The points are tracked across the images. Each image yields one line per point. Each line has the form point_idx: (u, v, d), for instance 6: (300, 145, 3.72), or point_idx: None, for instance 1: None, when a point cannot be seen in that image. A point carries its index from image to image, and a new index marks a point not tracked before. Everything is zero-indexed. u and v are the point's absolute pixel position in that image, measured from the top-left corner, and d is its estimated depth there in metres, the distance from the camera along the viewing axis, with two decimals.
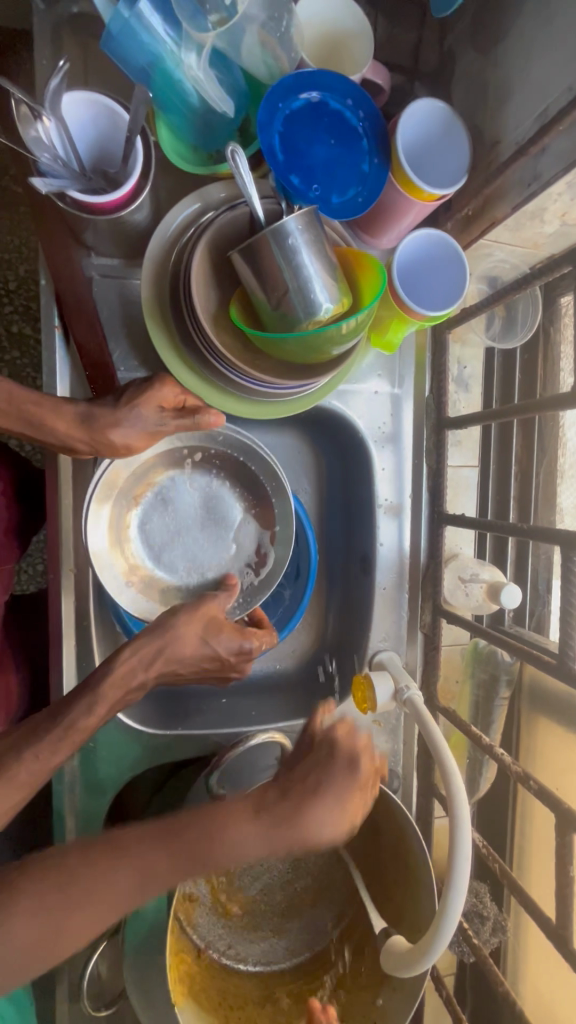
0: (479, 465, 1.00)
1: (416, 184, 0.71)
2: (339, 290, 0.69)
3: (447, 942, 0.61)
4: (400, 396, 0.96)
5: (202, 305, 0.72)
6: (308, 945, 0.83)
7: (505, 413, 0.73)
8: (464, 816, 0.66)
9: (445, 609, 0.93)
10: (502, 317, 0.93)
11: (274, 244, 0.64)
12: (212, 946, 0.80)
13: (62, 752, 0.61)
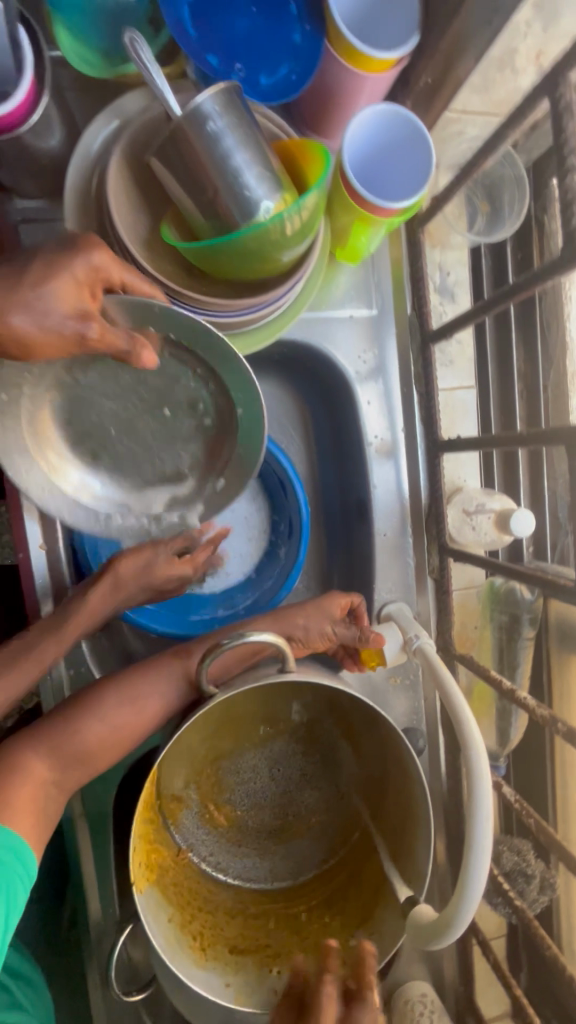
0: (476, 384, 0.88)
1: (362, 52, 0.60)
2: (279, 185, 0.59)
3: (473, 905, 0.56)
4: (380, 318, 0.86)
5: (130, 232, 0.64)
6: (292, 874, 0.78)
7: (497, 305, 0.62)
8: (485, 778, 0.60)
9: (451, 548, 0.82)
10: (486, 212, 0.82)
11: (193, 134, 0.55)
12: (194, 849, 0.75)
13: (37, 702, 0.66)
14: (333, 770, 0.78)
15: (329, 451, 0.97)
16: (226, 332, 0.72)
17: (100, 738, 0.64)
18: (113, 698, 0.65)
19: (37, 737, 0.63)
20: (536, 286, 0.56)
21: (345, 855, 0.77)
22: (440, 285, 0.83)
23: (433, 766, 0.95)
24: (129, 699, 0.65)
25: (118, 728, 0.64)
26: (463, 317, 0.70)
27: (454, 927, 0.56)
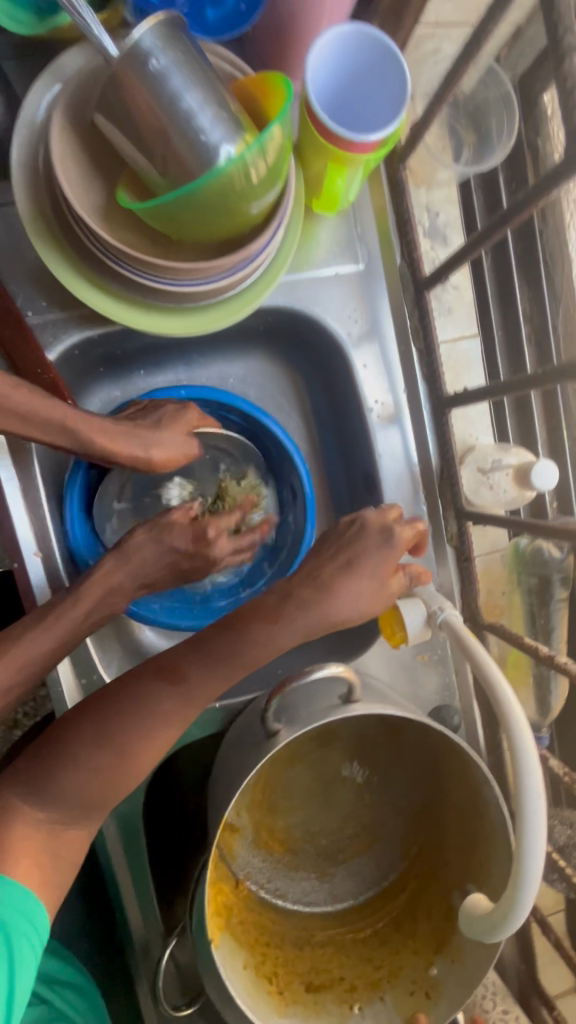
0: (480, 332, 0.81)
1: None
2: (238, 125, 0.53)
3: (532, 898, 0.52)
4: (368, 274, 0.79)
5: (86, 203, 0.59)
6: (352, 893, 0.76)
7: (494, 233, 0.56)
8: (531, 753, 0.54)
9: (469, 511, 0.76)
10: (473, 140, 0.75)
11: (135, 77, 0.50)
12: (252, 877, 0.74)
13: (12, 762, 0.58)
14: (389, 784, 0.76)
15: (331, 428, 0.92)
16: (204, 299, 0.67)
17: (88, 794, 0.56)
18: (117, 732, 0.57)
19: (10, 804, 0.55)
20: (536, 203, 0.50)
21: (408, 871, 0.76)
22: (429, 229, 0.76)
23: (472, 744, 0.90)
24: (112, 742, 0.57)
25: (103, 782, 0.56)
26: (458, 254, 0.63)
27: (518, 917, 0.53)
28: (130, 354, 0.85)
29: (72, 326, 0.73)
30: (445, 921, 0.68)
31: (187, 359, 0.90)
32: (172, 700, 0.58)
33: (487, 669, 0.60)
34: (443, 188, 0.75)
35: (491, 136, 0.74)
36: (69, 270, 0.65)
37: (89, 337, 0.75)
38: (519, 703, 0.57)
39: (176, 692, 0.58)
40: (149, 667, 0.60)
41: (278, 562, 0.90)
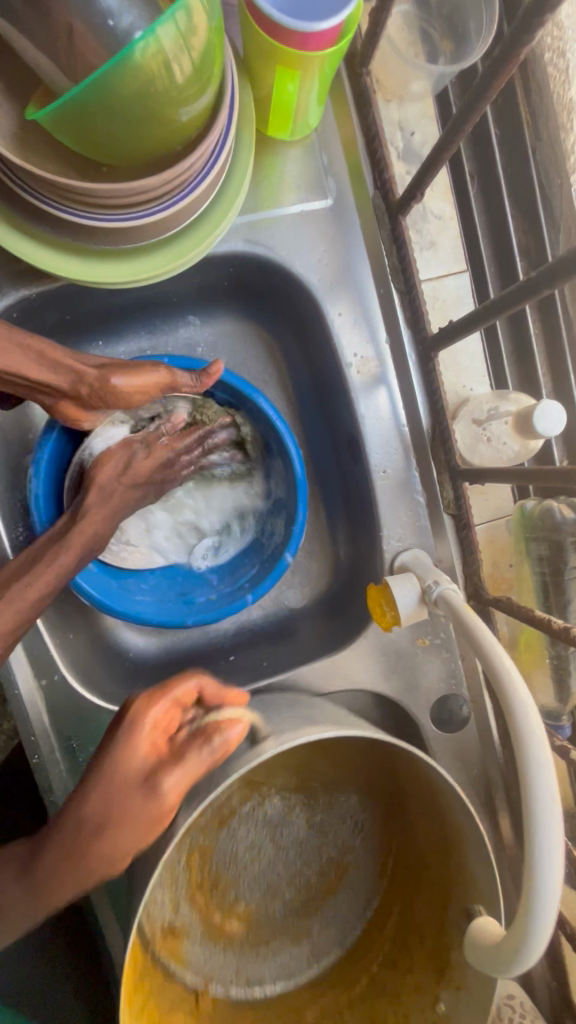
0: (468, 267, 0.71)
1: None
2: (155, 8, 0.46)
3: (554, 901, 0.44)
4: (338, 212, 0.70)
5: None
6: (337, 944, 0.64)
7: (471, 117, 0.50)
8: (535, 727, 0.48)
9: (464, 470, 0.67)
10: (450, 48, 0.66)
11: None
12: (215, 979, 0.61)
13: None
14: (338, 803, 0.65)
15: (309, 393, 0.83)
16: (144, 239, 0.58)
17: None
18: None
19: None
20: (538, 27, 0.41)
21: (391, 890, 0.64)
22: (403, 151, 0.67)
23: (484, 735, 0.82)
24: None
25: None
26: (431, 162, 0.57)
27: (547, 925, 0.44)
28: (85, 323, 0.78)
29: (9, 287, 0.67)
30: (445, 946, 0.57)
31: (149, 325, 0.81)
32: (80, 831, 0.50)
33: (487, 643, 0.53)
34: (418, 102, 0.67)
35: (468, 38, 0.64)
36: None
37: (30, 297, 0.68)
38: (520, 675, 0.50)
39: (51, 894, 0.50)
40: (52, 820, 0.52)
41: (268, 555, 0.81)
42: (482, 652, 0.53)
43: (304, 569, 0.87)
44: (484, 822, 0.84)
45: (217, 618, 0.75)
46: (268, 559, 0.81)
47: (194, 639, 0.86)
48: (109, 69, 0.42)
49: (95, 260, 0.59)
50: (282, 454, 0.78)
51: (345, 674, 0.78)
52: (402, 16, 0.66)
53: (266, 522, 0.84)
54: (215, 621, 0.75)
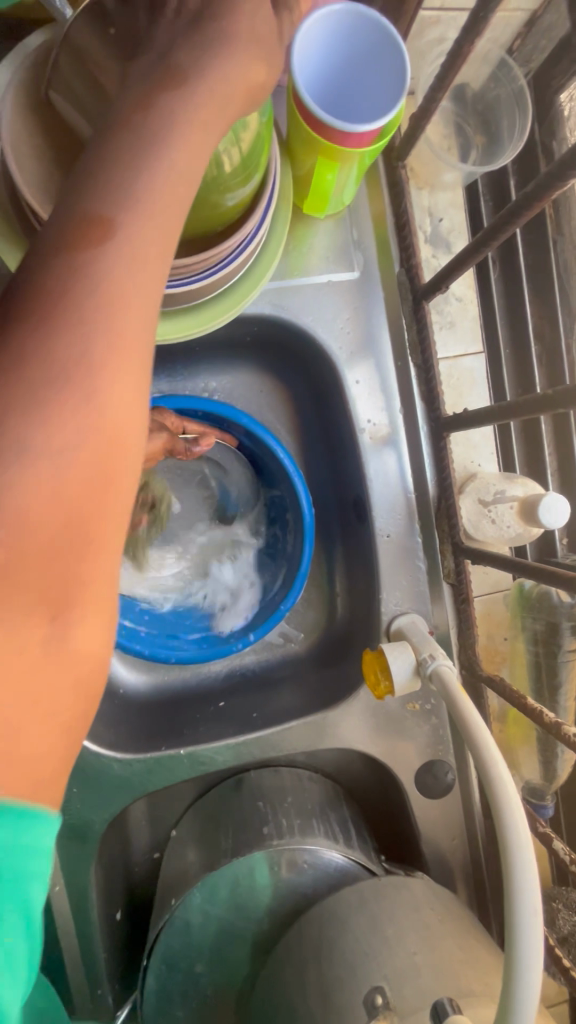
0: (485, 349, 0.75)
1: None
2: None
3: (531, 999, 0.45)
4: (364, 283, 0.72)
5: (30, 182, 0.51)
6: None
7: (498, 235, 0.52)
8: (519, 823, 0.49)
9: (466, 547, 0.69)
10: (482, 143, 0.70)
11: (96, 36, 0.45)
12: None
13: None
14: None
15: (319, 448, 0.84)
16: (176, 304, 0.60)
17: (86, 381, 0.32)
18: (66, 304, 0.32)
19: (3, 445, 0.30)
20: (557, 187, 0.43)
21: None
22: (431, 235, 0.70)
23: (466, 801, 0.83)
24: (77, 321, 0.32)
25: (139, 259, 0.34)
26: (462, 257, 0.57)
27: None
28: None
29: None
30: None
31: (169, 370, 0.82)
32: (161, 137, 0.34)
33: (481, 743, 0.53)
34: (447, 191, 0.70)
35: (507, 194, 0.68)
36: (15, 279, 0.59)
37: None
38: (513, 780, 0.51)
39: (156, 130, 0.34)
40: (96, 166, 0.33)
41: (269, 596, 0.81)
42: (477, 753, 0.53)
43: (299, 616, 0.88)
44: (460, 890, 0.84)
45: (208, 656, 0.76)
46: (264, 606, 0.81)
47: (187, 672, 0.86)
48: None
49: None
50: (291, 497, 0.79)
51: (334, 732, 0.79)
52: (441, 110, 0.69)
53: (270, 569, 0.84)
54: (206, 659, 0.76)
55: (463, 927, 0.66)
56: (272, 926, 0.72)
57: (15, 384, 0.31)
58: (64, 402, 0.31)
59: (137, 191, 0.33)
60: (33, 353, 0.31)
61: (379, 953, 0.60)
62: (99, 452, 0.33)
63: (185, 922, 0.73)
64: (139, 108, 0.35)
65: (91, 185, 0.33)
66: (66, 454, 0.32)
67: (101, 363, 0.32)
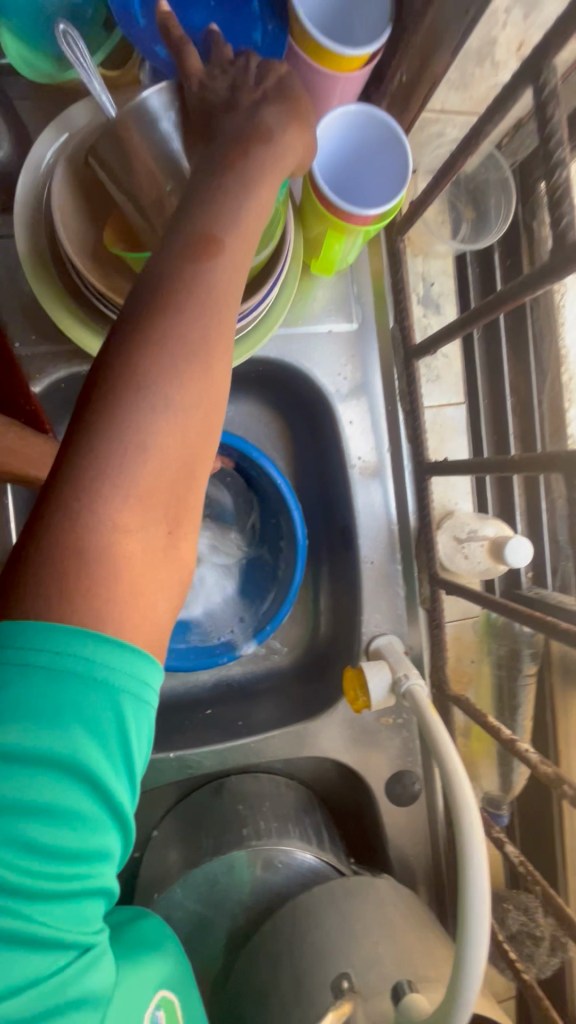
0: (466, 400, 0.83)
1: (321, 46, 0.57)
2: None
3: (478, 984, 0.52)
4: (362, 334, 0.80)
5: (74, 243, 0.60)
6: None
7: (483, 316, 0.59)
8: (478, 833, 0.56)
9: (442, 578, 0.76)
10: (473, 217, 0.78)
11: (139, 127, 0.51)
12: None
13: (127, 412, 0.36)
14: None
15: (311, 477, 0.91)
16: None
17: (203, 351, 0.38)
18: (189, 292, 0.38)
19: (143, 401, 0.36)
20: (528, 292, 0.51)
21: None
22: (423, 297, 0.79)
23: (431, 810, 0.90)
24: (200, 305, 0.38)
25: (244, 262, 0.40)
26: (448, 329, 0.66)
27: (468, 1008, 0.52)
28: None
29: (60, 362, 0.73)
30: None
31: None
32: (259, 164, 0.41)
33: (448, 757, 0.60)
34: (440, 259, 0.80)
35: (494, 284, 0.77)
36: (56, 322, 0.66)
37: (76, 373, 0.75)
38: (474, 792, 0.58)
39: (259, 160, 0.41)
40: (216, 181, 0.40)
41: (260, 616, 0.88)
42: (444, 764, 0.60)
43: (284, 631, 0.94)
44: (422, 891, 0.91)
45: (198, 666, 0.82)
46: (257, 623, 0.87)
47: (176, 682, 0.90)
48: None
49: None
50: (288, 523, 0.86)
51: (312, 741, 0.85)
52: None
53: (265, 587, 0.91)
54: (193, 668, 0.82)
55: (423, 923, 0.72)
56: (247, 922, 0.78)
57: (152, 358, 0.37)
58: (194, 367, 0.38)
59: (243, 209, 0.40)
60: (168, 332, 0.37)
61: (347, 944, 0.67)
62: (208, 407, 0.39)
63: (166, 915, 0.78)
64: (246, 140, 0.42)
65: (210, 200, 0.39)
66: (187, 411, 0.38)
67: (213, 342, 0.39)
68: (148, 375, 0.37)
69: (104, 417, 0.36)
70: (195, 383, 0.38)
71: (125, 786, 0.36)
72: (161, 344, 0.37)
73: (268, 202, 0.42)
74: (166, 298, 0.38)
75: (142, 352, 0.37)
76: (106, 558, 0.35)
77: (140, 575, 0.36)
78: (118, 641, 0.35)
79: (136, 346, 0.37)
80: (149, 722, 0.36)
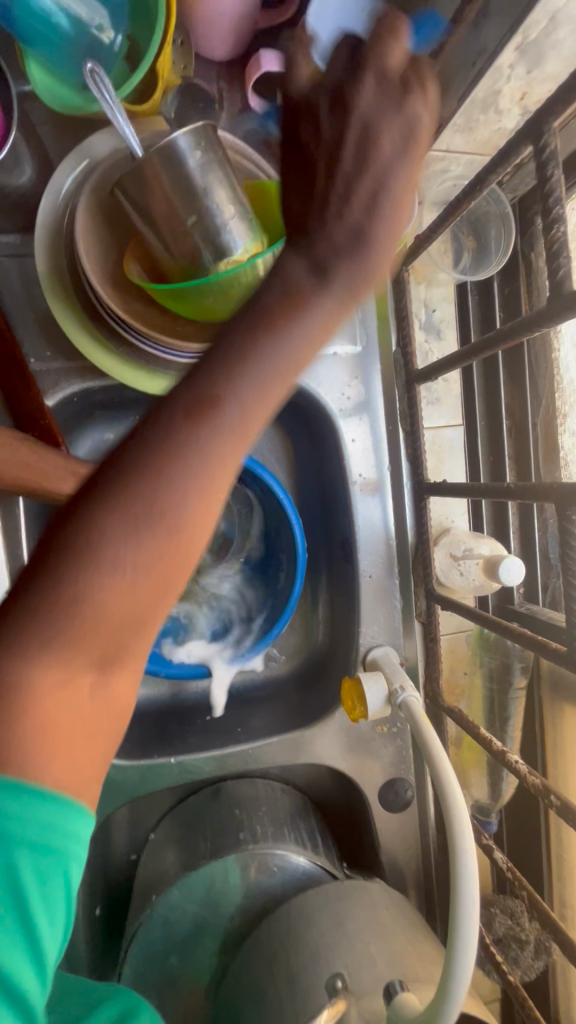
0: (464, 422, 0.87)
1: None
2: (252, 233, 0.59)
3: (465, 986, 0.54)
4: (365, 356, 0.83)
5: (96, 269, 0.63)
6: None
7: (483, 349, 0.62)
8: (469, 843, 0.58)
9: (438, 593, 0.80)
10: (473, 248, 0.82)
11: (163, 167, 0.54)
12: None
13: (73, 568, 0.31)
14: None
15: (313, 491, 0.94)
16: None
17: (176, 527, 0.33)
18: (178, 455, 0.33)
19: (94, 560, 0.32)
20: (524, 332, 0.54)
21: None
22: (425, 322, 0.82)
23: (422, 818, 0.93)
24: (185, 467, 0.33)
25: (249, 429, 0.35)
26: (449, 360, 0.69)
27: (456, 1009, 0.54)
28: (127, 404, 0.85)
29: (74, 377, 0.76)
30: None
31: None
32: (297, 328, 0.36)
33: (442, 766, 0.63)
34: (442, 287, 0.83)
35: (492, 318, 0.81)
36: (73, 341, 0.69)
37: (90, 388, 0.77)
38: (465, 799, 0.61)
39: (306, 317, 0.36)
40: (251, 336, 0.35)
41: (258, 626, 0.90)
42: (436, 772, 0.63)
43: (282, 640, 0.96)
44: (411, 895, 0.94)
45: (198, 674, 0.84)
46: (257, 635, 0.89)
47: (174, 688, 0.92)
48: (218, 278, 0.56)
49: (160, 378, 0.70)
50: (289, 538, 0.88)
51: (309, 749, 0.88)
52: None
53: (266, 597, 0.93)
54: (194, 677, 0.84)
55: (413, 926, 0.75)
56: (243, 924, 0.80)
57: (118, 510, 0.32)
58: (154, 536, 0.33)
59: (257, 375, 0.35)
60: (141, 489, 0.33)
61: (341, 945, 0.69)
62: (165, 572, 0.33)
63: (164, 916, 0.80)
64: (292, 296, 0.36)
65: (227, 362, 0.35)
66: (141, 578, 0.33)
67: (191, 513, 0.34)
68: (114, 540, 0.32)
69: (52, 557, 0.32)
70: (154, 554, 0.33)
71: (32, 969, 0.31)
72: (129, 501, 0.32)
73: (297, 364, 0.36)
74: (154, 449, 0.33)
75: (111, 505, 0.32)
76: (16, 708, 0.31)
77: (58, 748, 0.32)
78: (34, 792, 0.31)
79: (106, 496, 0.32)
80: (68, 877, 0.33)
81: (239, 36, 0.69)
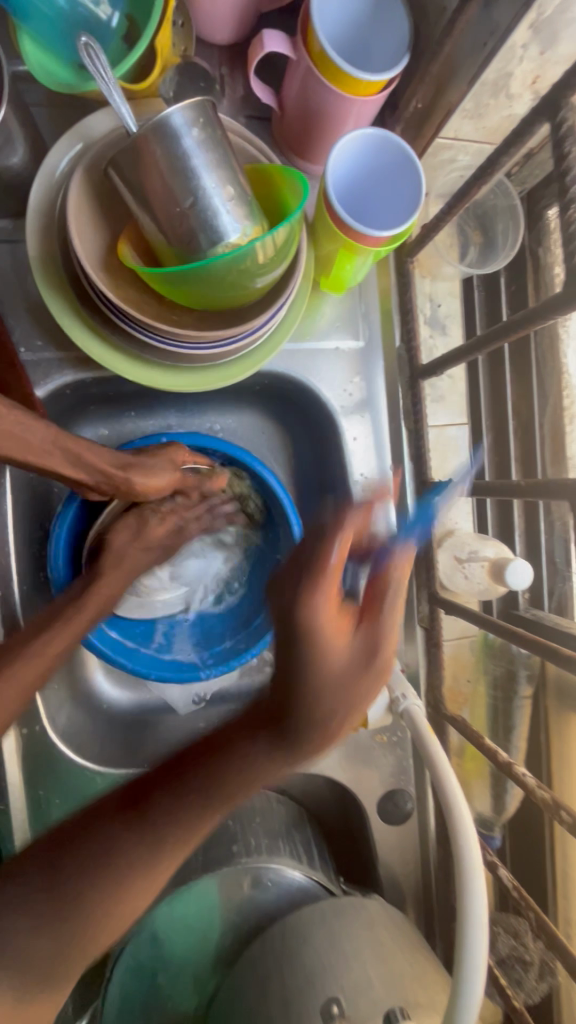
0: (469, 421, 0.84)
1: (342, 70, 0.58)
2: (251, 216, 0.56)
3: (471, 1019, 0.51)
4: (368, 351, 0.80)
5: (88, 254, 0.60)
6: None
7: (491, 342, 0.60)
8: (476, 861, 0.56)
9: (442, 598, 0.78)
10: (479, 242, 0.79)
11: (158, 143, 0.51)
12: None
13: (67, 870, 0.44)
14: None
15: (312, 491, 0.91)
16: (201, 363, 0.67)
17: (146, 861, 0.45)
18: (155, 844, 0.45)
19: (86, 868, 0.44)
20: (537, 322, 0.52)
21: None
22: (430, 317, 0.80)
23: (422, 832, 0.89)
24: (155, 841, 0.45)
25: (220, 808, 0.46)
26: (455, 354, 0.66)
27: None
28: (121, 397, 0.82)
29: (66, 367, 0.73)
30: None
31: (179, 405, 0.87)
32: (255, 761, 0.47)
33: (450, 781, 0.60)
34: (447, 281, 0.80)
35: (499, 314, 0.79)
36: (65, 330, 0.66)
37: (82, 379, 0.75)
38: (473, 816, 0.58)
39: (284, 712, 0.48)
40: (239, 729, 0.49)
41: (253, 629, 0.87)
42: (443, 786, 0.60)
43: None
44: (410, 911, 0.90)
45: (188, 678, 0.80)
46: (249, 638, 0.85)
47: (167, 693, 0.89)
48: (216, 263, 0.53)
49: (155, 369, 0.68)
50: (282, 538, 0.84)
51: None
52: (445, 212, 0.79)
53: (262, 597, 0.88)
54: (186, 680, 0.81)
55: (412, 945, 0.72)
56: (234, 943, 0.76)
57: (99, 856, 0.45)
58: (135, 885, 0.44)
59: (230, 792, 0.46)
60: (132, 839, 0.45)
61: (337, 967, 0.66)
62: (122, 890, 0.44)
63: (152, 933, 0.76)
64: (275, 731, 0.48)
65: (205, 769, 0.47)
66: (128, 873, 0.44)
67: (165, 862, 0.45)
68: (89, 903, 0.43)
69: (66, 845, 0.46)
70: (114, 890, 0.44)
71: None
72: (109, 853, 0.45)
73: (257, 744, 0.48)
74: (141, 827, 0.45)
75: (105, 826, 0.46)
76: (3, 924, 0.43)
77: (21, 954, 0.42)
78: None
79: (99, 835, 0.46)
80: None
81: (240, 19, 0.66)
